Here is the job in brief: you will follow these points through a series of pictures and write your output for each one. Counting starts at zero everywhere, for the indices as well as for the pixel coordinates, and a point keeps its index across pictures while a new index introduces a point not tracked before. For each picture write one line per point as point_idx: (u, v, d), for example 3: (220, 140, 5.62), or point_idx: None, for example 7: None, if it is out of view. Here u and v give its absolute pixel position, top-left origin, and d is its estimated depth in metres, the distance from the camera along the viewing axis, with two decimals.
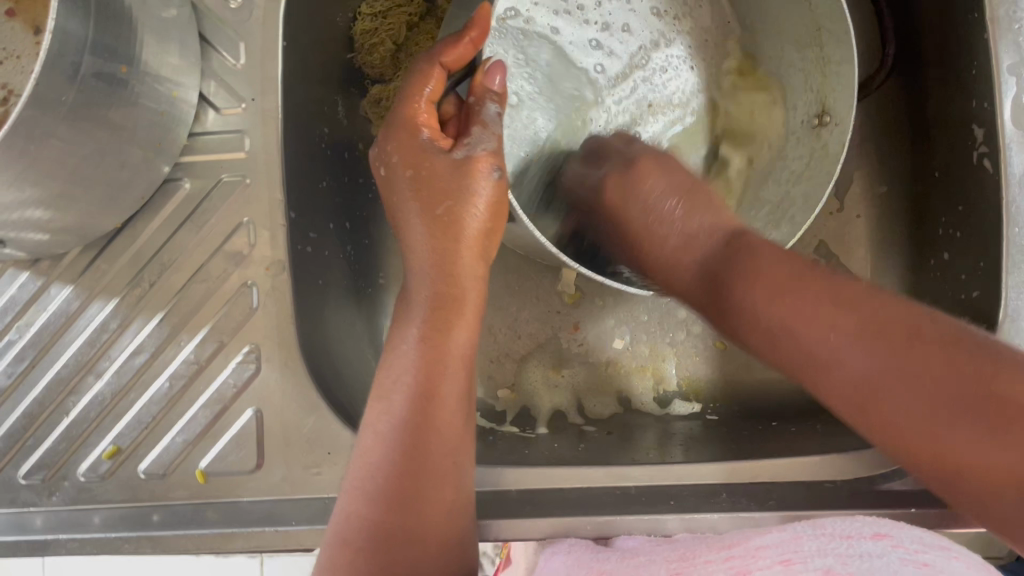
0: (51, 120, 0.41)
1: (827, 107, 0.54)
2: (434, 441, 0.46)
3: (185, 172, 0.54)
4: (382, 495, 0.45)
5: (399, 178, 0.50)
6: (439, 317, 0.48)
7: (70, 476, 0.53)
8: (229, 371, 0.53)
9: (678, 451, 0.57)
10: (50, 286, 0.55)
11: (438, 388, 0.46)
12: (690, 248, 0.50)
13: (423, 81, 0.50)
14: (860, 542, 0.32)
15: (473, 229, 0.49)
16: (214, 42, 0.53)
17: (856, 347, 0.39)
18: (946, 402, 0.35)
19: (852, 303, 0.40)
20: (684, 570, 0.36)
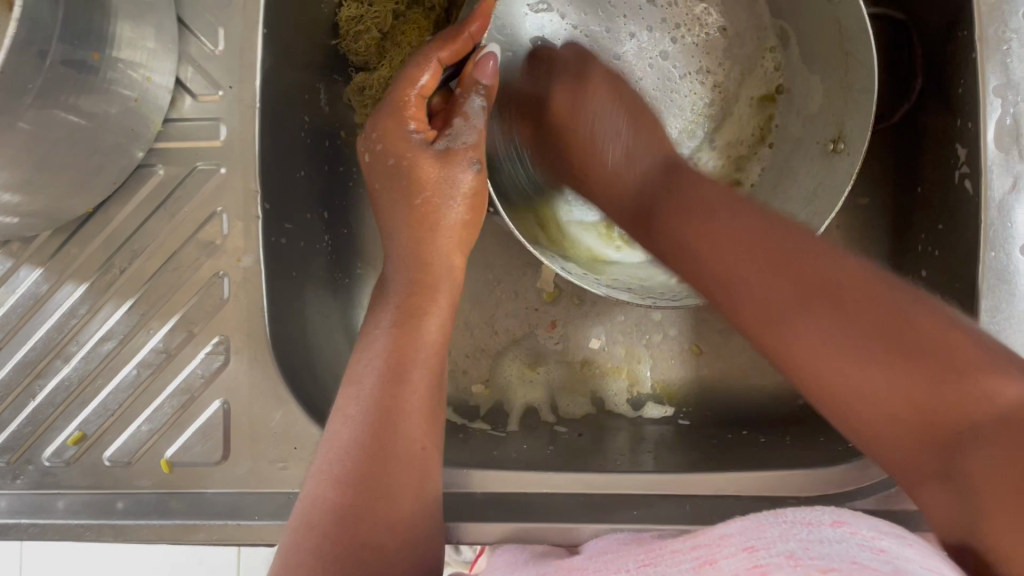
0: (18, 108, 0.40)
1: (845, 130, 0.52)
2: (406, 418, 0.46)
3: (159, 158, 0.53)
4: (353, 480, 0.44)
5: (384, 163, 0.51)
6: (417, 304, 0.50)
7: (35, 460, 0.53)
8: (197, 362, 0.53)
9: (649, 457, 0.57)
10: (20, 268, 0.54)
11: (408, 370, 0.48)
12: (629, 171, 0.52)
13: (417, 70, 0.48)
14: (820, 529, 0.31)
15: (456, 215, 0.51)
16: (193, 26, 0.52)
17: (833, 318, 0.39)
18: (895, 382, 0.37)
19: (824, 276, 0.40)
20: (652, 561, 0.36)
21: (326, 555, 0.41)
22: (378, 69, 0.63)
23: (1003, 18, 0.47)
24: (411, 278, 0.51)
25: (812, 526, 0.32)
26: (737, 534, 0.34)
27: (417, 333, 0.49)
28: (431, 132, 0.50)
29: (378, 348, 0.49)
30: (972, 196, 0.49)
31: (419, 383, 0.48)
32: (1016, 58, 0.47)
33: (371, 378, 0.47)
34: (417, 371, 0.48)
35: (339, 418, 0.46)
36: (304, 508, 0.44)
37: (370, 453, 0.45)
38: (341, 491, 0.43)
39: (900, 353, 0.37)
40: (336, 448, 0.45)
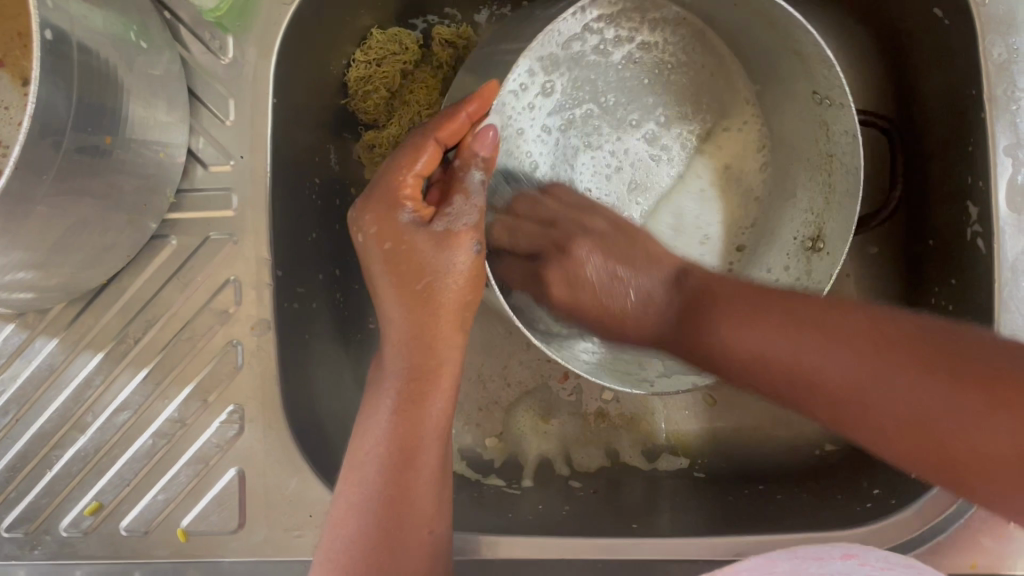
0: (34, 198, 0.41)
1: (824, 233, 0.56)
2: (412, 505, 0.46)
3: (172, 229, 0.53)
4: (356, 565, 0.44)
5: (373, 243, 0.48)
6: (413, 384, 0.47)
7: (52, 530, 0.53)
8: (212, 431, 0.53)
9: (665, 515, 0.57)
10: (35, 339, 0.54)
11: (412, 452, 0.46)
12: (651, 304, 0.49)
13: (415, 154, 0.48)
14: (829, 562, 0.41)
15: (449, 300, 0.47)
16: (203, 97, 0.53)
17: (889, 353, 0.36)
18: (925, 374, 0.34)
19: (888, 345, 0.36)
20: None
21: None
22: (386, 127, 0.64)
23: (1012, 78, 0.47)
24: (402, 361, 0.48)
25: (816, 567, 0.39)
26: (745, 573, 0.40)
27: (419, 413, 0.47)
28: (428, 211, 0.48)
29: (375, 430, 0.47)
30: (985, 255, 0.49)
31: (425, 466, 0.46)
32: None
33: (371, 466, 0.46)
34: (422, 455, 0.46)
35: (341, 505, 0.46)
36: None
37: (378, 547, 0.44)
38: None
39: (946, 359, 0.34)
40: (341, 533, 0.45)
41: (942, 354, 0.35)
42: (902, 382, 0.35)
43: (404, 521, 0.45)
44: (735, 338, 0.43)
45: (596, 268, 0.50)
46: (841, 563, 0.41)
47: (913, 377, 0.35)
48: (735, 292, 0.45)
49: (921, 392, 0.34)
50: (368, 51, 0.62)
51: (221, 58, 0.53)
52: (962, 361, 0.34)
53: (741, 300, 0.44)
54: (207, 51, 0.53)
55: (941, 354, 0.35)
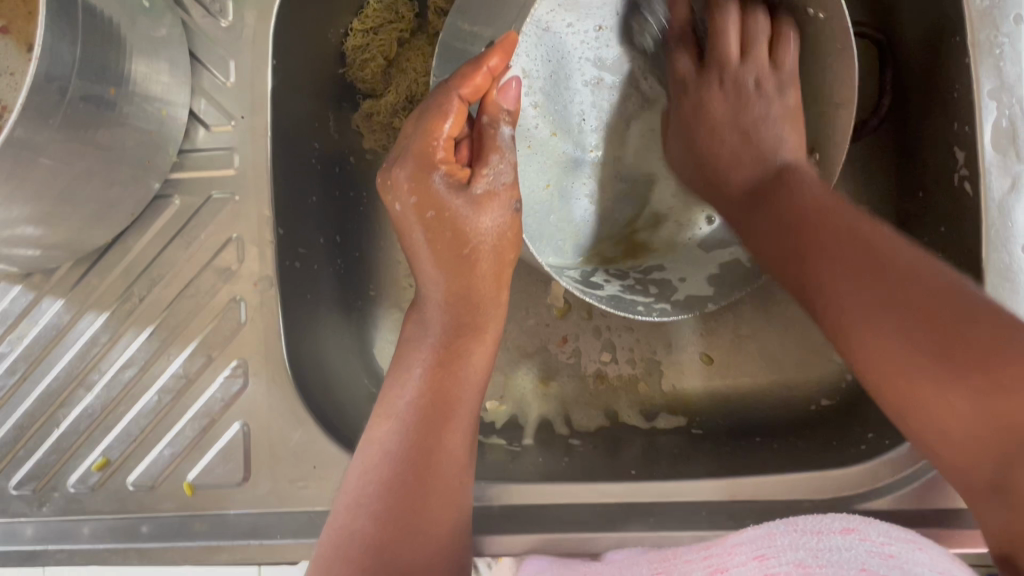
0: (41, 142, 0.42)
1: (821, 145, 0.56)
2: (440, 463, 0.46)
3: (174, 189, 0.55)
4: (381, 513, 0.44)
5: (408, 212, 0.47)
6: (448, 351, 0.49)
7: (60, 487, 0.54)
8: (217, 385, 0.53)
9: (664, 466, 0.58)
10: (42, 300, 0.55)
11: (443, 413, 0.47)
12: (739, 166, 0.54)
13: (442, 117, 0.45)
14: (829, 536, 0.37)
15: (486, 268, 0.49)
16: (204, 60, 0.54)
17: (895, 311, 0.41)
18: (928, 351, 0.39)
19: (932, 317, 0.39)
20: (666, 570, 0.41)
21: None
22: (384, 95, 0.65)
23: (995, 23, 0.48)
24: (442, 327, 0.49)
25: (822, 534, 0.37)
26: (749, 542, 0.38)
27: (452, 378, 0.48)
28: (464, 172, 0.46)
29: (407, 389, 0.48)
30: (973, 196, 0.50)
31: (452, 425, 0.47)
32: (1009, 62, 0.48)
33: (397, 423, 0.47)
34: (452, 416, 0.47)
35: (362, 458, 0.46)
36: (334, 543, 0.44)
37: (403, 501, 0.44)
38: (371, 548, 0.43)
39: (972, 356, 0.38)
40: (370, 481, 0.45)
41: (958, 343, 0.38)
42: (926, 377, 0.39)
43: (433, 475, 0.45)
44: (826, 284, 0.45)
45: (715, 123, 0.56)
46: (841, 538, 0.37)
47: (922, 362, 0.39)
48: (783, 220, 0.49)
49: (920, 375, 0.39)
50: (364, 20, 0.63)
51: (221, 21, 0.54)
52: (990, 363, 0.37)
53: (777, 245, 0.49)
54: (207, 14, 0.54)
55: (997, 376, 0.36)
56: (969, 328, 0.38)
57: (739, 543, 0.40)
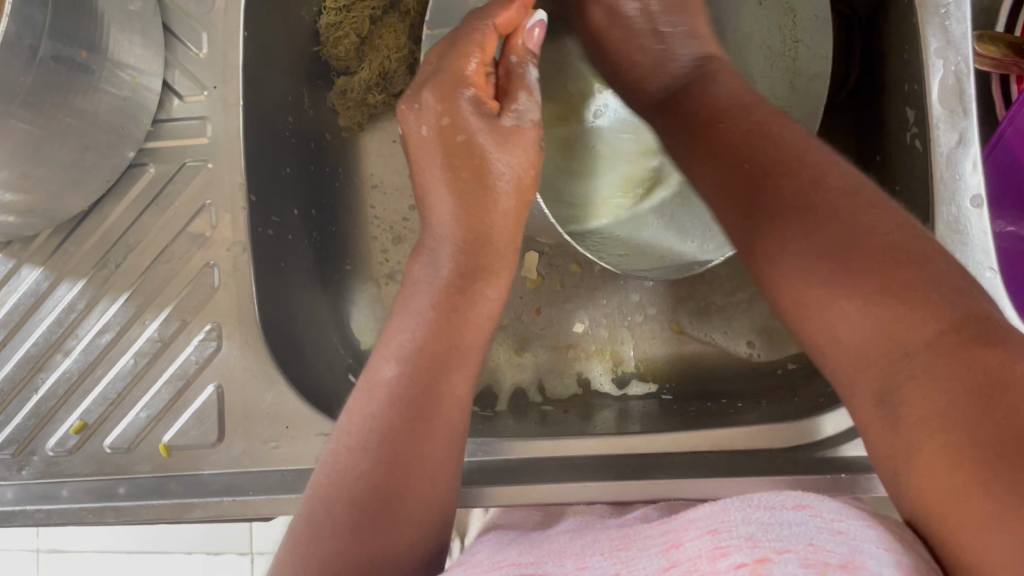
0: (12, 102, 0.43)
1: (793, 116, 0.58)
2: (445, 405, 0.42)
3: (150, 157, 0.56)
4: (376, 459, 0.40)
5: (430, 128, 0.47)
6: (460, 280, 0.45)
7: (39, 451, 0.55)
8: (191, 348, 0.55)
9: (634, 425, 0.59)
10: (21, 268, 0.57)
11: (453, 352, 0.43)
12: (656, 71, 0.52)
13: (474, 41, 0.46)
14: (782, 510, 0.32)
15: (503, 198, 0.47)
16: (178, 32, 0.56)
17: (833, 231, 0.37)
18: (859, 279, 0.35)
19: (867, 249, 0.35)
20: (625, 544, 0.36)
21: (335, 530, 0.39)
22: (358, 72, 0.66)
23: None
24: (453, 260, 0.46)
25: (776, 508, 0.32)
26: (704, 517, 0.33)
27: (460, 313, 0.44)
28: (494, 104, 0.47)
29: (414, 326, 0.44)
30: (922, 154, 0.52)
31: (461, 364, 0.44)
32: (954, 21, 0.49)
33: (400, 362, 0.43)
34: (463, 353, 0.44)
35: (361, 401, 0.42)
36: (328, 487, 0.40)
37: (400, 444, 0.40)
38: (371, 496, 0.39)
39: (902, 299, 0.34)
40: (369, 424, 0.41)
41: (887, 281, 0.34)
42: (854, 309, 0.35)
43: (436, 415, 0.41)
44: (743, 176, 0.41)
45: (620, 18, 0.54)
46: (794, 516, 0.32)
47: (845, 280, 0.35)
48: (731, 134, 0.43)
49: (841, 297, 0.35)
50: None
51: None
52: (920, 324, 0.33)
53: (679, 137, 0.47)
54: None
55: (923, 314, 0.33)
56: (886, 249, 0.35)
57: (693, 517, 0.35)
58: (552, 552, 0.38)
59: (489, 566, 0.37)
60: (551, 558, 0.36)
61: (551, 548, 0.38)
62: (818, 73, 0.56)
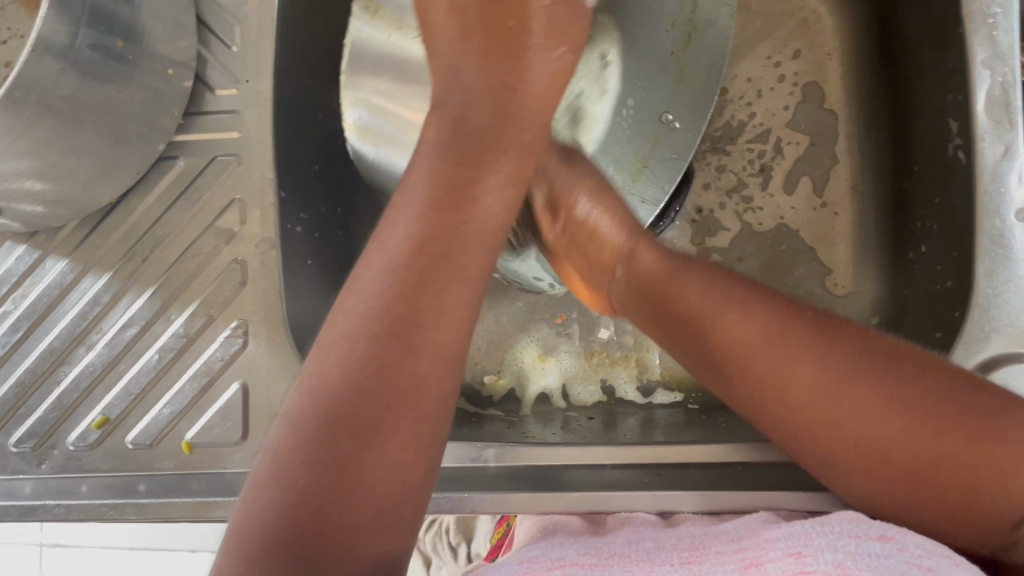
0: (47, 89, 0.42)
1: (768, 168, 0.67)
2: (412, 382, 0.36)
3: (180, 151, 0.56)
4: (342, 409, 0.35)
5: (463, 48, 0.46)
6: (433, 232, 0.40)
7: (59, 445, 0.54)
8: (217, 345, 0.54)
9: (659, 434, 0.59)
10: (47, 259, 0.56)
11: (433, 291, 0.39)
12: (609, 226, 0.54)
13: None
14: (867, 542, 0.36)
15: (512, 150, 0.45)
16: (212, 25, 0.55)
17: (869, 389, 0.39)
18: (901, 421, 0.38)
19: (903, 398, 0.38)
20: (696, 558, 0.40)
21: (296, 487, 0.33)
22: None
23: None
24: (424, 215, 0.41)
25: (859, 538, 0.36)
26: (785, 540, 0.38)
27: (438, 268, 0.39)
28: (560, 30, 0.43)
29: (368, 288, 0.39)
30: (966, 165, 0.51)
31: (449, 309, 0.39)
32: (1003, 31, 0.48)
33: (355, 332, 0.37)
34: (449, 292, 0.39)
35: (325, 351, 0.37)
36: (286, 437, 0.35)
37: (353, 424, 0.35)
38: (315, 479, 0.33)
39: (952, 436, 0.37)
40: (336, 373, 0.36)
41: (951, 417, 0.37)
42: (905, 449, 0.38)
43: (413, 358, 0.37)
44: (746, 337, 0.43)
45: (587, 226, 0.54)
46: (879, 546, 0.36)
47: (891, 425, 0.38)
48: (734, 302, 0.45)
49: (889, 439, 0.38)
50: None
51: None
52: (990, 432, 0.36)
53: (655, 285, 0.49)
54: None
55: (980, 440, 0.36)
56: (930, 395, 0.38)
57: (772, 538, 0.39)
58: (619, 555, 0.41)
59: (553, 561, 0.40)
60: (616, 561, 0.40)
61: (615, 553, 0.41)
62: (769, 148, 0.67)
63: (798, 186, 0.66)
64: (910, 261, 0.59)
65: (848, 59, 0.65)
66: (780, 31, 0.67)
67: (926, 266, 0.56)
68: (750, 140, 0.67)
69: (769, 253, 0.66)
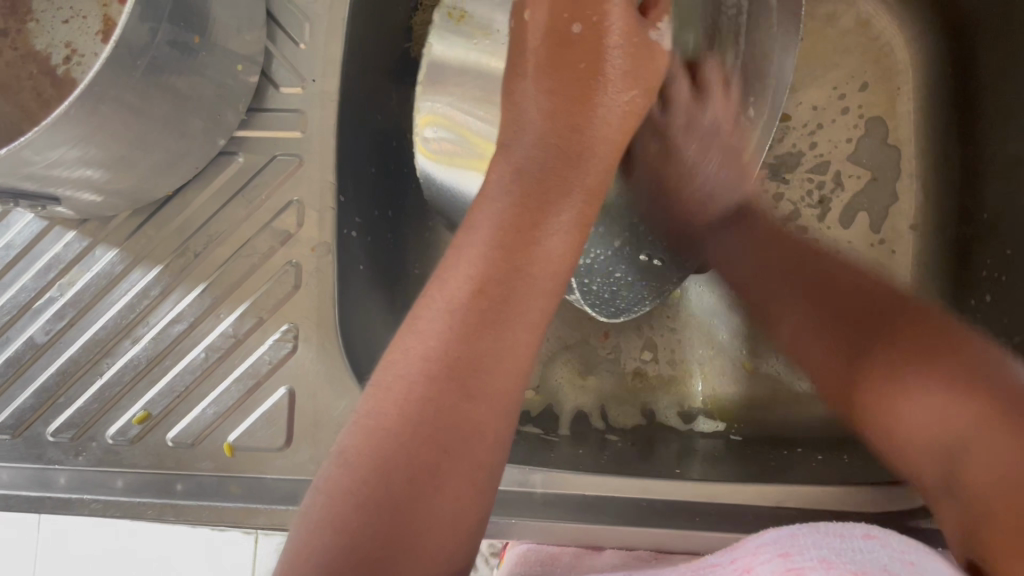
0: (123, 84, 0.41)
1: (826, 202, 0.65)
2: (468, 433, 0.36)
3: (239, 147, 0.54)
4: (395, 456, 0.34)
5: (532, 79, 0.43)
6: (492, 277, 0.38)
7: (98, 437, 0.53)
8: (266, 348, 0.53)
9: (700, 466, 0.57)
10: (96, 247, 0.55)
11: (496, 330, 0.37)
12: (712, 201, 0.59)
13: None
14: (852, 538, 0.34)
15: (579, 194, 0.42)
16: (282, 21, 0.54)
17: (928, 388, 0.42)
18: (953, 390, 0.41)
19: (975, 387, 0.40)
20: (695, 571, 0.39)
21: (346, 537, 0.33)
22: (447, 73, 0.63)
23: None
24: (486, 255, 0.39)
25: (844, 535, 0.35)
26: (773, 545, 0.36)
27: (498, 315, 0.38)
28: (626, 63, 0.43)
29: None
30: None
31: (507, 339, 0.37)
32: None
33: (414, 373, 0.36)
34: (513, 321, 0.38)
35: (388, 382, 0.36)
36: (337, 480, 0.35)
37: (407, 470, 0.34)
38: (367, 533, 0.33)
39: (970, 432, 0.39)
40: (390, 412, 0.35)
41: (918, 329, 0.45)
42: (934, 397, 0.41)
43: (477, 398, 0.36)
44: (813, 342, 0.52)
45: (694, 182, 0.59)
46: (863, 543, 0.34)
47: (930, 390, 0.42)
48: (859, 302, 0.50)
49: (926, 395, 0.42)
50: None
51: None
52: (940, 352, 0.43)
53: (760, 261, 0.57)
54: None
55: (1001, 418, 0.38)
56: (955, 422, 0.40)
57: (758, 543, 0.38)
58: None
59: None
60: None
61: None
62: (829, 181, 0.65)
63: (855, 221, 0.65)
64: (971, 307, 0.59)
65: (918, 96, 0.64)
66: (853, 60, 0.66)
67: (991, 315, 0.57)
68: (812, 165, 0.65)
69: None
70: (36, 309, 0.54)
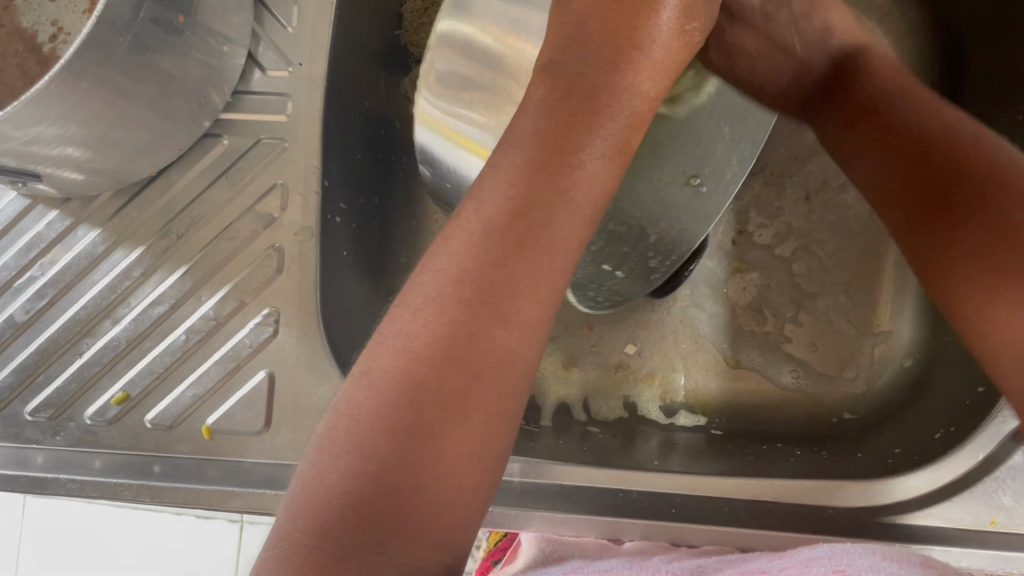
0: (105, 62, 0.41)
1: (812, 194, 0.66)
2: (493, 361, 0.34)
3: (224, 129, 0.54)
4: (423, 386, 0.33)
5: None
6: (529, 195, 0.36)
7: (76, 417, 0.53)
8: (246, 331, 0.53)
9: (679, 460, 0.57)
10: (79, 227, 0.55)
11: (517, 261, 0.35)
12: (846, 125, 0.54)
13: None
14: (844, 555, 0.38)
15: (624, 113, 0.40)
16: (270, 5, 0.54)
17: None
18: None
19: None
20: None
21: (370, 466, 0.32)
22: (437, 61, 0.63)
23: None
24: (521, 180, 0.37)
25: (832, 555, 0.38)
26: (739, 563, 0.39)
27: (535, 237, 0.36)
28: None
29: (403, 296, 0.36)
30: None
31: (526, 288, 0.35)
32: None
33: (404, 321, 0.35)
34: (520, 283, 0.35)
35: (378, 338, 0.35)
36: (361, 404, 0.33)
37: (435, 400, 0.33)
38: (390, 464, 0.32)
39: None
40: (417, 341, 0.34)
41: None
42: None
43: (482, 348, 0.34)
44: None
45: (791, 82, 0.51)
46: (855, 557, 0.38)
47: None
48: None
49: None
50: None
51: None
52: None
53: None
54: None
55: None
56: None
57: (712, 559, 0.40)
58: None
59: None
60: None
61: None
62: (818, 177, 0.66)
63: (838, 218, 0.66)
64: None
65: None
66: None
67: None
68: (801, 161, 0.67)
69: (790, 279, 0.66)
70: (17, 288, 0.54)
